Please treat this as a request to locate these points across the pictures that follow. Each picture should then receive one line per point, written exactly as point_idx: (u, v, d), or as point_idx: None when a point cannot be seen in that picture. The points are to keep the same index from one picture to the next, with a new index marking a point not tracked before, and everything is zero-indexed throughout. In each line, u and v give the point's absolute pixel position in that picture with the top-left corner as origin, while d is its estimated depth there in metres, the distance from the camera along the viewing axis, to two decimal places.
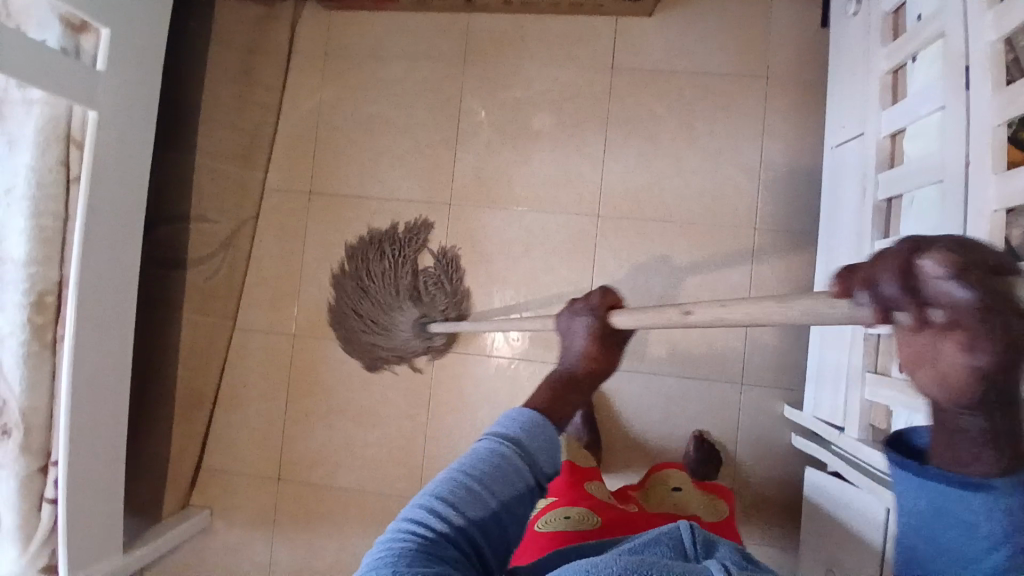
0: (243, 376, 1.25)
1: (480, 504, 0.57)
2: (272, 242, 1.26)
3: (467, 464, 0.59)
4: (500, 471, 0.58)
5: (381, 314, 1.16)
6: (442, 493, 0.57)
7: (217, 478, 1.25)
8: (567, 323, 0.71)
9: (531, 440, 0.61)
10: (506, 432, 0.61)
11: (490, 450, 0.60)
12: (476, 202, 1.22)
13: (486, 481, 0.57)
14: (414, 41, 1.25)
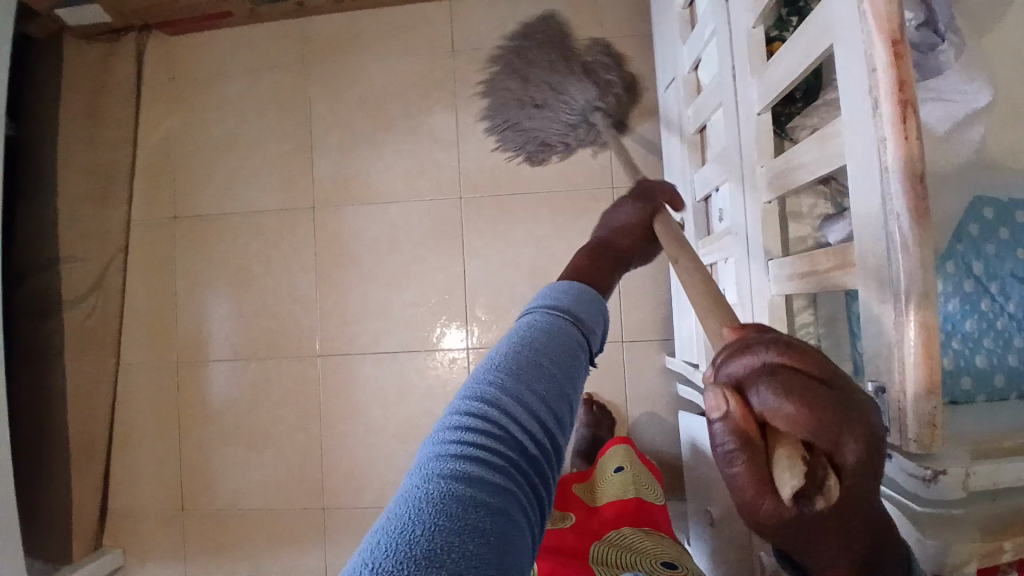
0: (136, 409, 1.28)
1: (565, 371, 0.46)
2: (140, 272, 1.30)
3: (539, 329, 0.49)
4: (559, 339, 0.48)
5: (545, 98, 1.02)
6: (519, 351, 0.46)
7: (125, 515, 1.27)
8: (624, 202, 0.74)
9: (588, 313, 0.54)
10: (562, 302, 0.54)
11: (556, 317, 0.51)
12: (339, 205, 1.25)
13: (561, 345, 0.48)
14: (254, 56, 1.28)
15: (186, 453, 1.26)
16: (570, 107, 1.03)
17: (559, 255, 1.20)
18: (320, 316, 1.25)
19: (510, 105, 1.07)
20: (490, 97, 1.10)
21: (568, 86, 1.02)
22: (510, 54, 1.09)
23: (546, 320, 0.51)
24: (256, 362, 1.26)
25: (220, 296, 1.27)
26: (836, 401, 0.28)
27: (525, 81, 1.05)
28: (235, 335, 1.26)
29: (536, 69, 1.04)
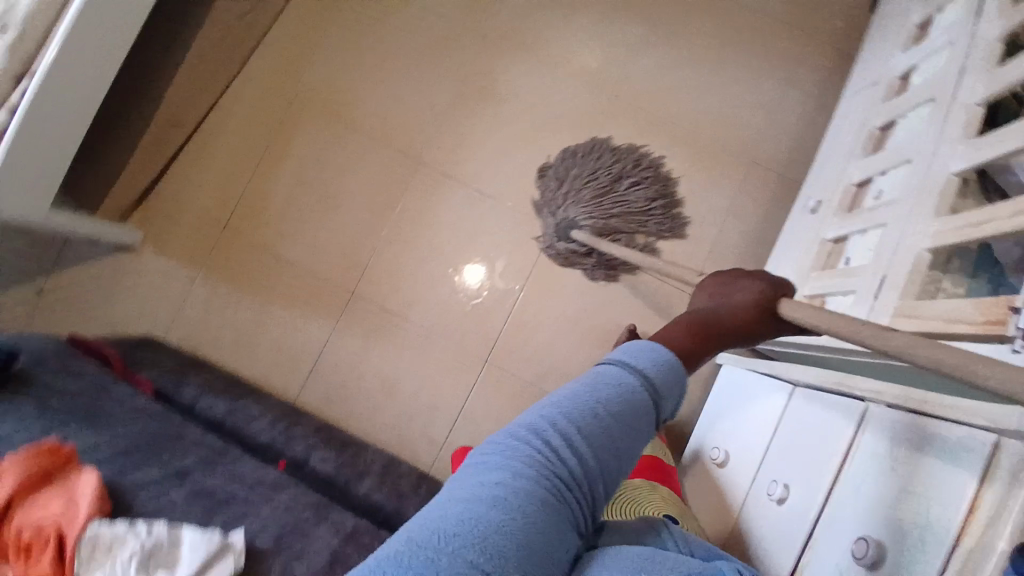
0: (226, 122, 1.28)
1: (597, 441, 0.43)
2: (301, 11, 1.30)
3: (589, 384, 0.45)
4: (630, 405, 0.44)
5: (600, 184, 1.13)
6: (553, 419, 0.43)
7: (165, 203, 1.26)
8: (728, 282, 0.60)
9: (662, 371, 0.47)
10: (633, 357, 0.48)
11: (619, 376, 0.46)
12: (507, 45, 1.25)
13: (608, 412, 0.44)
14: None
15: (252, 182, 1.26)
16: (588, 218, 1.12)
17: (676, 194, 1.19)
18: (435, 131, 1.25)
19: (575, 188, 1.15)
20: (592, 146, 1.17)
21: (597, 215, 1.12)
22: (625, 166, 1.14)
23: (604, 377, 0.46)
24: (355, 141, 1.26)
25: (354, 67, 1.27)
26: None
27: (604, 186, 1.13)
28: (349, 107, 1.26)
29: (616, 199, 1.12)
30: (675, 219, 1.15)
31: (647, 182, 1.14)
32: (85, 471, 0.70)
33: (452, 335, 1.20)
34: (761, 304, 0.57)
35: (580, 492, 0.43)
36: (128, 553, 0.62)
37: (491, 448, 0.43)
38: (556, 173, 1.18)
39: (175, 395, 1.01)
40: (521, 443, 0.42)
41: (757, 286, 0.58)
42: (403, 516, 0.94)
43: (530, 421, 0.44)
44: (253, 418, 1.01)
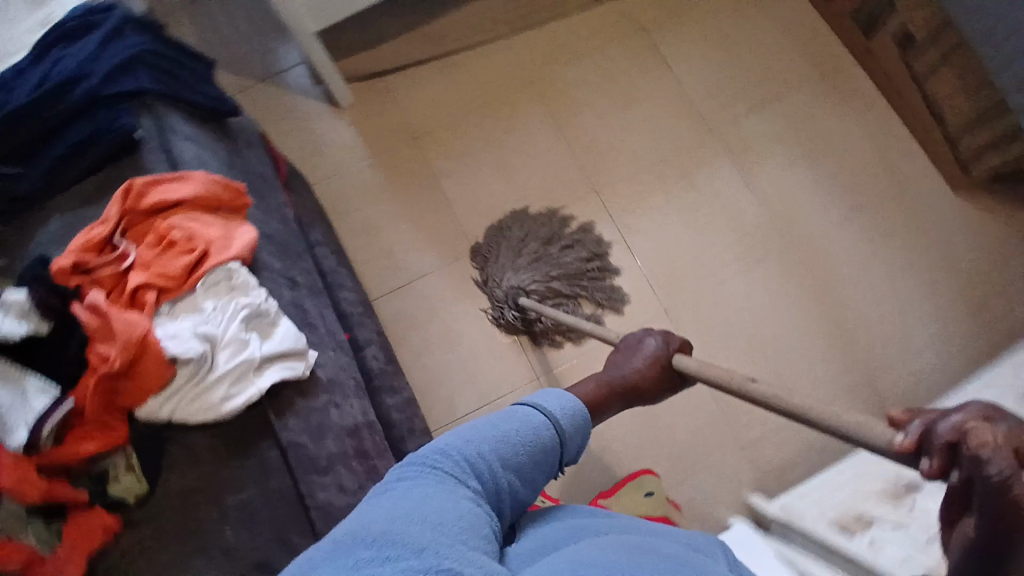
0: (471, 63, 1.40)
1: (502, 461, 0.50)
2: (585, 23, 1.43)
3: (496, 419, 0.53)
4: (532, 439, 0.52)
5: (543, 259, 1.24)
6: (463, 441, 0.50)
7: (383, 90, 1.39)
8: (628, 344, 0.69)
9: (564, 412, 0.55)
10: (538, 399, 0.55)
11: (523, 413, 0.53)
12: (723, 151, 1.34)
13: (512, 441, 0.51)
14: (805, 33, 1.41)
15: (457, 118, 1.37)
16: (532, 282, 1.21)
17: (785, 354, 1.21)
18: (624, 176, 1.33)
19: (525, 252, 1.24)
20: (523, 217, 1.28)
21: (547, 279, 1.21)
22: (569, 242, 1.26)
23: (513, 415, 0.54)
24: (556, 142, 1.35)
25: (596, 90, 1.38)
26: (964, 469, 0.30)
27: (549, 256, 1.24)
28: (571, 115, 1.37)
29: (556, 263, 1.23)
30: (614, 292, 1.23)
31: (545, 233, 1.26)
32: (246, 225, 0.69)
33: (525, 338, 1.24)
34: (661, 362, 0.65)
35: (490, 504, 0.49)
36: (243, 304, 0.63)
37: (404, 467, 0.49)
38: (498, 242, 1.26)
39: (303, 226, 1.08)
40: (435, 459, 0.48)
41: (651, 345, 0.67)
42: (404, 445, 0.96)
43: (440, 444, 0.51)
44: (345, 287, 1.07)
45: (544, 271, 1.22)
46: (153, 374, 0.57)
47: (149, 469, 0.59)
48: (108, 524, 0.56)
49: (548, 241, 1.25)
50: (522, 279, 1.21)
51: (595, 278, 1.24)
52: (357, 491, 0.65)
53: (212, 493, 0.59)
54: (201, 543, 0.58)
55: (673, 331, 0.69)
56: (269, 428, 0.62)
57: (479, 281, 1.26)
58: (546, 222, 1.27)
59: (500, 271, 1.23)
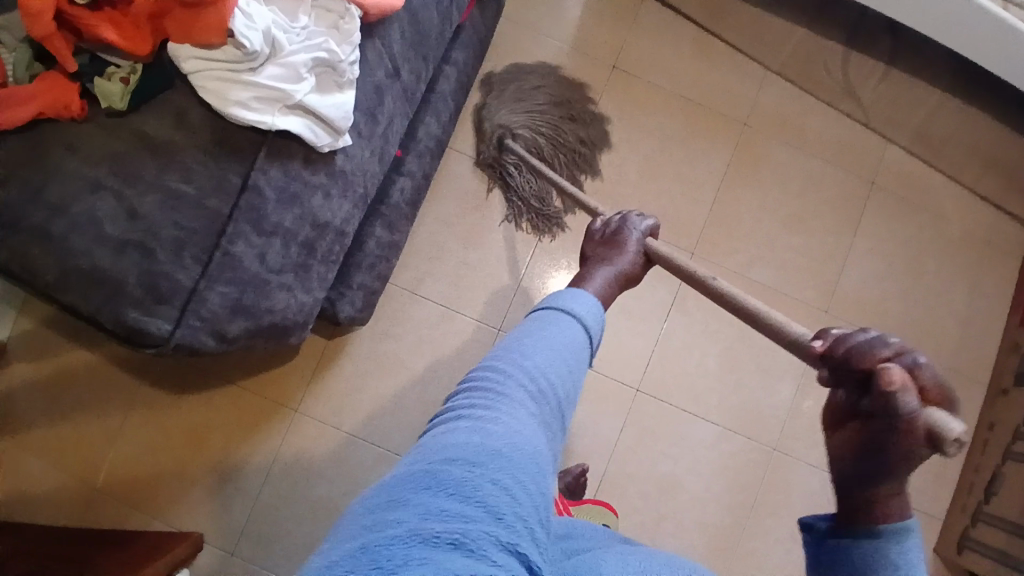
0: (718, 61, 1.28)
1: (556, 371, 0.50)
2: (835, 128, 1.28)
3: (550, 331, 0.53)
4: (579, 357, 0.53)
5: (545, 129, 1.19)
6: (513, 357, 0.50)
7: (632, 9, 1.28)
8: (614, 228, 0.73)
9: (600, 322, 0.57)
10: (572, 309, 0.55)
11: (569, 331, 0.53)
12: (813, 335, 1.24)
13: (572, 366, 0.52)
14: (976, 322, 1.28)
15: (659, 90, 1.27)
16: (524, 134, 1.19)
17: (677, 508, 1.20)
18: (722, 267, 1.24)
19: (519, 110, 1.20)
20: (555, 91, 1.22)
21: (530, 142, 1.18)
22: (558, 113, 1.22)
23: (564, 325, 0.54)
24: (706, 189, 1.25)
25: (781, 185, 1.27)
26: (834, 357, 0.49)
27: (545, 118, 1.20)
28: (741, 182, 1.26)
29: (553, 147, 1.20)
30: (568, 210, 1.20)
31: (563, 117, 1.21)
32: None
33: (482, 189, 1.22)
34: (645, 252, 0.71)
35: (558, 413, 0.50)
36: (328, 48, 0.58)
37: (474, 378, 0.49)
38: (525, 91, 1.21)
39: (456, 39, 1.01)
40: (493, 376, 0.49)
41: (635, 232, 0.72)
42: (351, 271, 0.96)
43: (492, 361, 0.50)
44: (436, 117, 1.02)
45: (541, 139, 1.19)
46: (206, 29, 0.53)
47: (139, 96, 0.56)
48: (71, 106, 0.55)
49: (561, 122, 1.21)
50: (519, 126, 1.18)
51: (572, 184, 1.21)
52: (272, 268, 0.65)
53: (161, 160, 0.57)
54: (119, 187, 0.56)
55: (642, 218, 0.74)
56: (251, 158, 0.59)
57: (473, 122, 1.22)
58: (573, 111, 1.23)
59: (508, 109, 1.20)
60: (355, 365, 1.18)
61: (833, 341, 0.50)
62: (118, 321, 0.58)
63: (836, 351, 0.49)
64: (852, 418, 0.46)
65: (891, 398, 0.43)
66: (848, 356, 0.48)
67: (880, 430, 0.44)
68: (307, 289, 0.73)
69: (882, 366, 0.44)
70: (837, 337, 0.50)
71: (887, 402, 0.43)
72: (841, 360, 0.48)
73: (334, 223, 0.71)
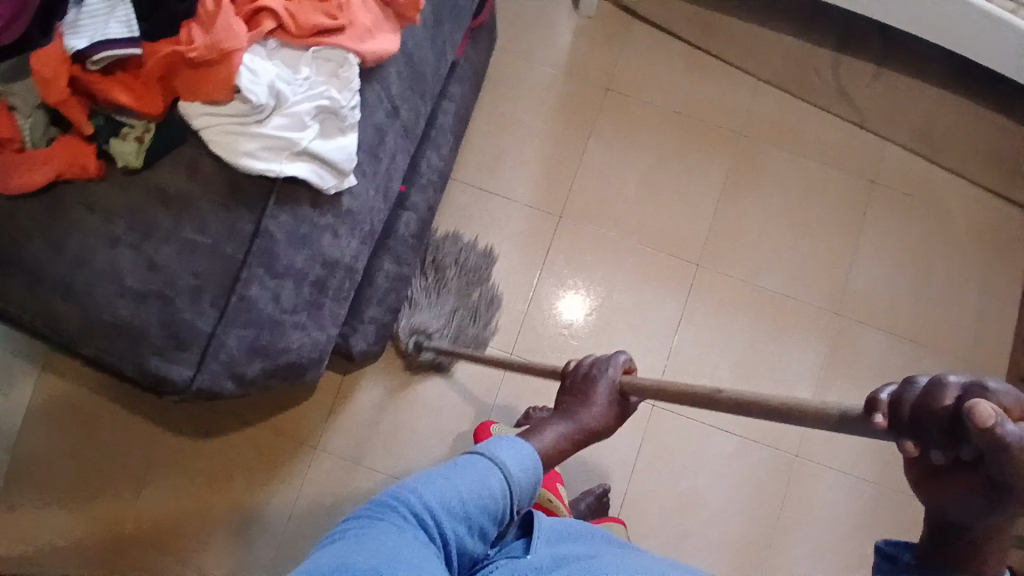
0: (709, 75, 1.30)
1: (448, 515, 0.49)
2: (831, 131, 1.30)
3: (448, 469, 0.52)
4: (482, 490, 0.51)
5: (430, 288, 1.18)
6: (412, 493, 0.50)
7: (621, 31, 1.31)
8: (578, 375, 0.64)
9: (523, 463, 0.53)
10: (492, 451, 0.53)
11: (480, 472, 0.51)
12: (825, 338, 1.24)
13: (467, 501, 0.50)
14: (988, 315, 1.28)
15: (653, 107, 1.29)
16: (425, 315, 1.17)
17: (701, 520, 1.19)
18: (729, 277, 1.25)
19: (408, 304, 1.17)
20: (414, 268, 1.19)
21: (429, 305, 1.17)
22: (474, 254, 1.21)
23: (467, 460, 0.53)
24: (706, 200, 1.27)
25: (782, 191, 1.28)
26: (888, 416, 0.36)
27: (425, 282, 1.19)
28: (740, 192, 1.28)
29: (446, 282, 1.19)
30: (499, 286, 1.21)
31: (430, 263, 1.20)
32: (395, 35, 0.67)
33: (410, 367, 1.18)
34: (617, 398, 0.61)
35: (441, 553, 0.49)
36: (330, 95, 0.61)
37: (370, 506, 0.50)
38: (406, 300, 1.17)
39: (452, 74, 1.04)
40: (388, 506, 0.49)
41: (604, 377, 0.62)
42: (362, 306, 0.97)
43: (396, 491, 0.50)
44: (436, 151, 1.04)
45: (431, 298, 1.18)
46: (213, 85, 0.56)
47: (154, 154, 0.58)
48: (88, 167, 0.57)
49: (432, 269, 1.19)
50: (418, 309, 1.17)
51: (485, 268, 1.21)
52: (286, 309, 0.66)
53: (176, 212, 0.59)
54: (137, 240, 0.58)
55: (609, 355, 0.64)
56: (261, 205, 0.61)
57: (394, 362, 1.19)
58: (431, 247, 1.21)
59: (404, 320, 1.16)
60: (372, 398, 1.19)
61: (891, 403, 0.36)
62: (143, 369, 0.60)
63: (901, 414, 0.35)
64: (958, 470, 0.33)
65: (997, 445, 0.30)
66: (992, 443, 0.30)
67: (1000, 491, 0.32)
68: (320, 326, 0.75)
69: (970, 403, 0.31)
70: (890, 395, 0.36)
71: (1008, 459, 0.30)
72: (920, 425, 0.33)
73: (343, 261, 0.73)
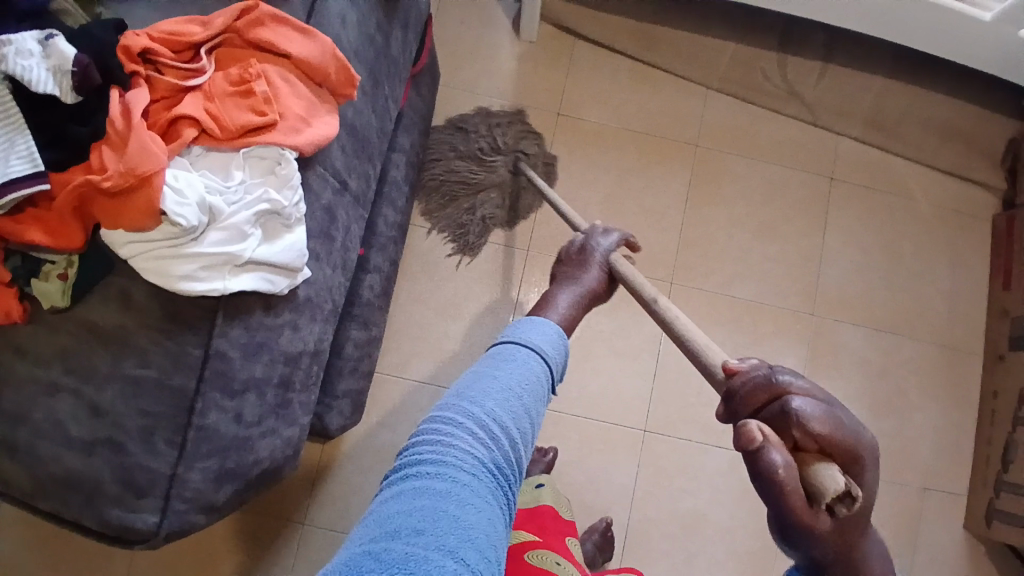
0: (660, 88, 1.28)
1: (510, 409, 0.50)
2: (786, 132, 1.29)
3: (495, 362, 0.53)
4: (526, 379, 0.52)
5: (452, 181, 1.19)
6: (469, 402, 0.49)
7: (566, 52, 1.28)
8: (576, 247, 0.74)
9: (546, 347, 0.56)
10: (524, 341, 0.55)
11: (522, 360, 0.53)
12: (806, 341, 1.24)
13: (516, 392, 0.51)
14: (959, 296, 1.28)
15: (608, 126, 1.26)
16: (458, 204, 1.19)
17: (705, 540, 1.17)
18: (704, 290, 1.23)
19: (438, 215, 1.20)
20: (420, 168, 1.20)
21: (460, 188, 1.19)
22: (532, 148, 1.22)
23: (505, 355, 0.54)
24: (672, 215, 1.25)
25: (745, 197, 1.27)
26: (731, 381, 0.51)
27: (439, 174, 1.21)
28: (705, 204, 1.26)
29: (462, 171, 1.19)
30: (538, 160, 1.22)
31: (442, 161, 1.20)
32: (334, 117, 0.62)
33: (424, 217, 1.21)
34: (609, 271, 0.72)
35: (514, 460, 0.49)
36: (268, 198, 0.56)
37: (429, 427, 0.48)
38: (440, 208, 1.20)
39: (399, 124, 0.99)
40: (449, 426, 0.48)
41: (601, 250, 0.73)
42: (333, 381, 0.92)
43: (448, 407, 0.50)
44: (392, 206, 0.99)
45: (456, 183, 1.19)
46: (136, 212, 0.52)
47: (80, 288, 0.55)
48: (11, 312, 0.54)
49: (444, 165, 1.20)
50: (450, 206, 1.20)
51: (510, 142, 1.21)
52: (249, 424, 0.61)
53: (117, 349, 0.55)
54: (77, 385, 0.54)
55: (607, 229, 0.77)
56: (207, 326, 0.56)
57: (371, 421, 1.15)
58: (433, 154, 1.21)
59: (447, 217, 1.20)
60: (355, 464, 1.13)
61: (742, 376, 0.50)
62: (103, 522, 0.56)
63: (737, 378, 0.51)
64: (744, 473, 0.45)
65: (761, 460, 0.41)
66: (747, 459, 0.43)
67: (781, 513, 0.41)
68: (292, 424, 0.69)
69: (742, 423, 0.43)
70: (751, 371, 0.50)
71: (763, 471, 0.41)
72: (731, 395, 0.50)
73: (309, 353, 0.68)
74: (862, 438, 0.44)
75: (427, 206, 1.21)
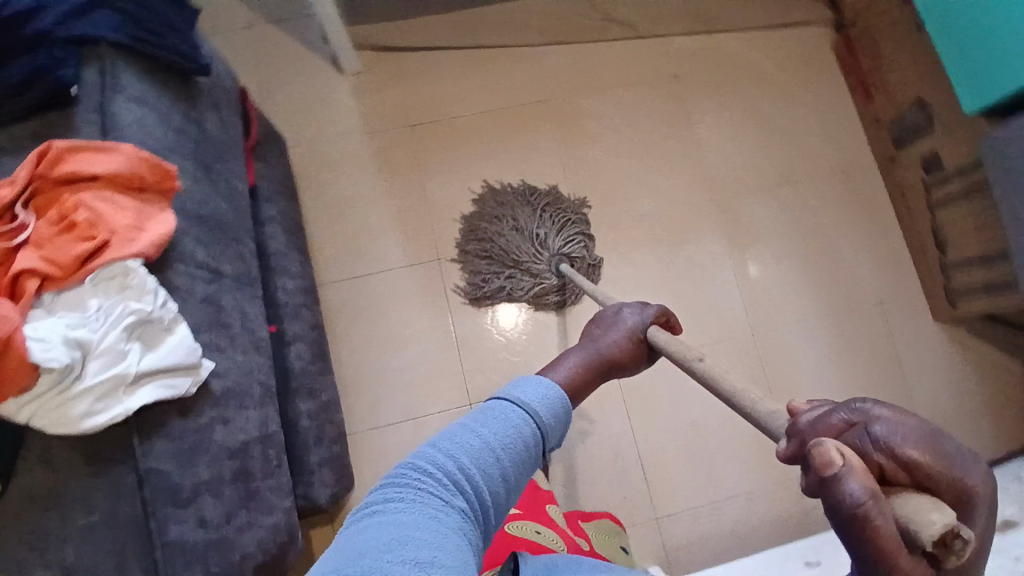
0: (493, 64, 1.33)
1: (488, 466, 0.45)
2: (619, 53, 1.35)
3: (483, 416, 0.49)
4: (514, 435, 0.48)
5: (498, 242, 1.17)
6: (443, 452, 0.45)
7: (395, 69, 1.31)
8: (608, 314, 0.69)
9: (545, 409, 0.51)
10: (518, 398, 0.51)
11: (511, 417, 0.49)
12: (721, 224, 1.29)
13: (498, 451, 0.46)
14: (833, 126, 1.36)
15: (463, 117, 1.30)
16: (495, 268, 1.18)
17: (716, 439, 1.21)
18: (613, 221, 1.27)
19: (470, 268, 1.20)
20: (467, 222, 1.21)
21: (503, 251, 1.17)
22: (575, 218, 1.20)
23: (493, 411, 0.49)
24: (555, 169, 1.28)
25: (611, 124, 1.32)
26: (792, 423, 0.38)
27: (485, 232, 1.19)
28: (578, 146, 1.30)
29: (503, 236, 1.17)
30: (584, 253, 1.18)
31: (499, 222, 1.19)
32: (168, 213, 0.64)
33: (459, 257, 1.21)
34: (643, 343, 0.66)
35: (478, 519, 0.45)
36: (132, 310, 0.57)
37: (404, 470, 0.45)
38: (478, 265, 1.19)
39: (259, 199, 1.00)
40: (420, 471, 0.44)
41: (636, 325, 0.66)
42: (304, 455, 0.93)
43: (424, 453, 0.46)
44: (288, 274, 1.01)
45: (502, 246, 1.17)
46: (12, 375, 0.52)
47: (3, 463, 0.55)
48: None
49: (496, 227, 1.18)
50: (485, 266, 1.18)
51: (559, 217, 1.19)
52: (218, 524, 0.62)
53: (58, 508, 0.55)
54: (35, 557, 0.55)
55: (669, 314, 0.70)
56: (131, 449, 0.57)
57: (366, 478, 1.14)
58: (492, 209, 1.21)
59: (479, 274, 1.18)
60: None
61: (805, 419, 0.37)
62: None
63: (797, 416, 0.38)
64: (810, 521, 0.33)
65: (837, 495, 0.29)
66: (821, 492, 0.30)
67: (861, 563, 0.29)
68: (271, 509, 0.69)
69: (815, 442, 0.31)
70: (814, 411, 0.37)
71: (838, 507, 0.29)
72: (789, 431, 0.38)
73: (254, 436, 0.69)
74: (981, 482, 0.30)
75: (464, 249, 1.20)
